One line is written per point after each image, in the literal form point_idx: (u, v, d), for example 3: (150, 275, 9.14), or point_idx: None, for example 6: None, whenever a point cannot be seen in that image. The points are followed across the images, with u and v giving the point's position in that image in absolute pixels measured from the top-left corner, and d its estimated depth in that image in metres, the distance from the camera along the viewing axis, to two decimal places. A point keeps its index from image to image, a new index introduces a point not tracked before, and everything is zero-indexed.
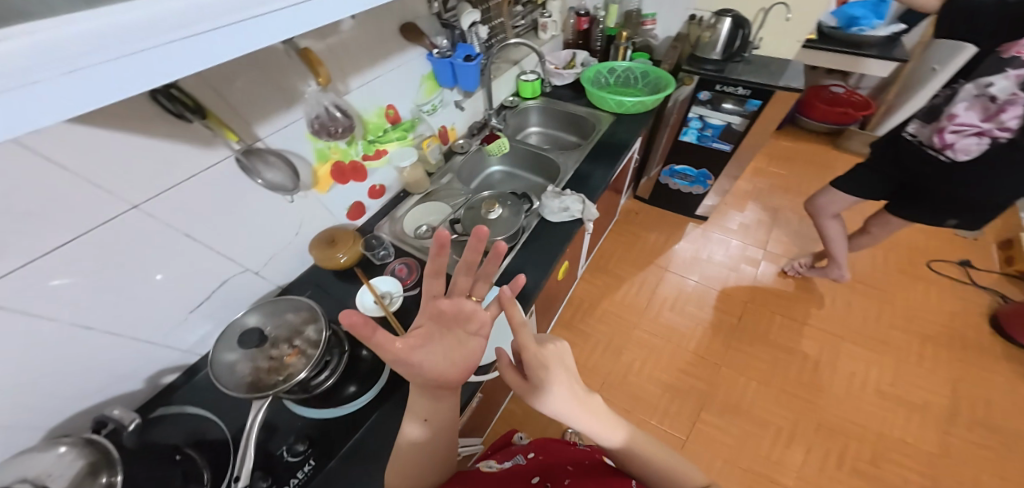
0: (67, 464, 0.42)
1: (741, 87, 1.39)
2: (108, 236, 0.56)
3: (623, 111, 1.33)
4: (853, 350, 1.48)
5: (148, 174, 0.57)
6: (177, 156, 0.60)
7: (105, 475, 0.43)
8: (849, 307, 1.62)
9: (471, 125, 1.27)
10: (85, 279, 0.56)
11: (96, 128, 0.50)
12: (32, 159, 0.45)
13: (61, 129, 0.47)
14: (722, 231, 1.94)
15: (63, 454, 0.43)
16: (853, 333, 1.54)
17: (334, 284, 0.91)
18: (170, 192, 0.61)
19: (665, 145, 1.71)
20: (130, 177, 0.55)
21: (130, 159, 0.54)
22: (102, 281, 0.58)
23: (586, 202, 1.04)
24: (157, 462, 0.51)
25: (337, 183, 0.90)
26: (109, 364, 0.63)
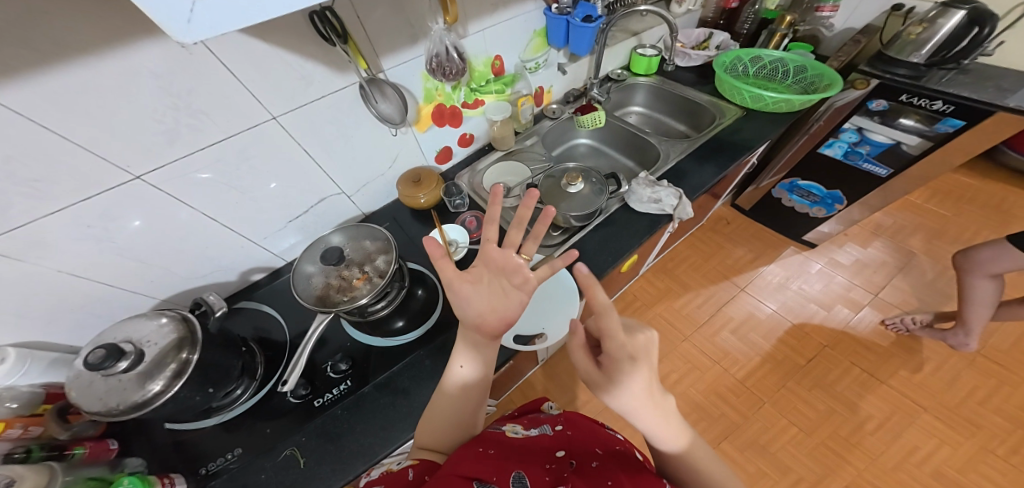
0: (162, 334, 0.54)
1: (940, 101, 1.02)
2: (253, 138, 0.65)
3: (757, 108, 1.10)
4: (929, 426, 1.24)
5: (287, 88, 0.64)
6: (314, 76, 0.66)
7: (185, 352, 0.53)
8: (955, 380, 1.32)
9: (569, 91, 1.17)
10: (227, 173, 0.66)
11: (262, 43, 0.57)
12: (210, 61, 0.53)
13: (237, 39, 0.54)
14: (828, 264, 1.62)
15: (162, 325, 0.55)
16: (945, 410, 1.26)
17: (409, 222, 0.95)
18: (301, 109, 0.68)
19: (795, 154, 1.40)
20: (273, 89, 0.62)
21: (273, 73, 0.60)
22: (232, 179, 0.67)
23: (683, 199, 0.90)
24: (229, 348, 0.63)
25: (435, 125, 0.90)
26: (226, 245, 0.75)
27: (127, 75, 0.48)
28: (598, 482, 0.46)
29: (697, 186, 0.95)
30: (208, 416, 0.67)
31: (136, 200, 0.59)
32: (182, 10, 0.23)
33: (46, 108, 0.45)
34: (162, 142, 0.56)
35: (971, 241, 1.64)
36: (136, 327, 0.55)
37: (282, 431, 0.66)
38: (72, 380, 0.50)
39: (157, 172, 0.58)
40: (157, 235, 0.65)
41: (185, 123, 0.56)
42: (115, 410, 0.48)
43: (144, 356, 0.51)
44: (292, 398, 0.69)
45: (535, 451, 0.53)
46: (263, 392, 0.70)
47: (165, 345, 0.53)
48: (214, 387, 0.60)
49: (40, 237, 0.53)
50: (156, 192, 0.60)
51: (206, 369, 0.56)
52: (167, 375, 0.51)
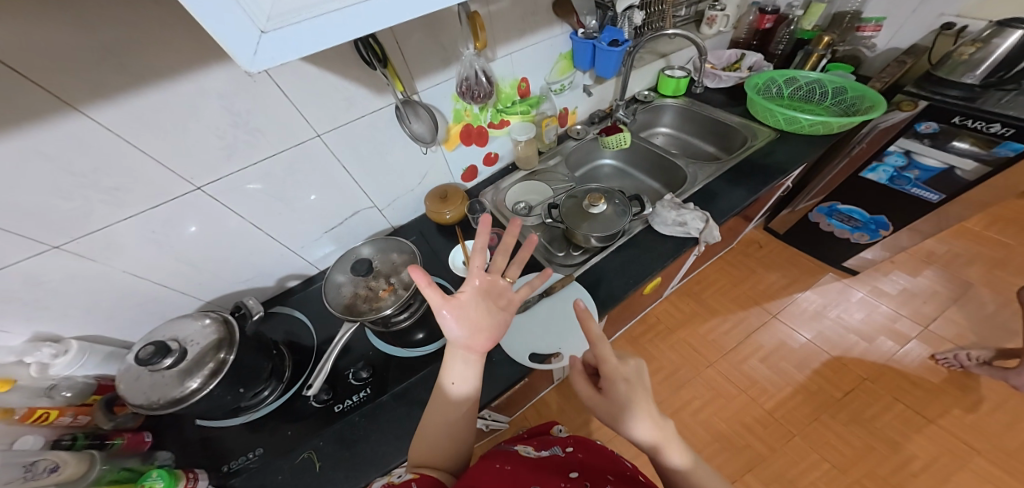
0: (204, 335, 0.57)
1: (997, 123, 0.93)
2: (300, 155, 0.69)
3: (791, 130, 1.06)
4: (994, 479, 1.10)
5: (332, 109, 0.67)
6: (356, 98, 0.69)
7: (223, 352, 0.56)
8: (1019, 424, 1.19)
9: (594, 112, 1.18)
10: (275, 186, 0.70)
11: (311, 66, 0.61)
12: (268, 83, 0.58)
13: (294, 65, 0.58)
14: (871, 294, 1.51)
15: (205, 326, 0.59)
16: (1010, 461, 1.13)
17: (434, 236, 0.97)
18: (342, 128, 0.71)
19: (836, 177, 1.33)
20: (320, 109, 0.66)
21: (321, 93, 0.64)
22: (277, 192, 0.71)
23: (710, 222, 0.87)
24: (262, 351, 0.66)
25: (463, 144, 0.93)
26: (266, 254, 0.79)
27: (192, 97, 0.53)
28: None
29: (726, 208, 0.92)
30: (236, 415, 0.70)
31: (194, 211, 0.64)
32: (249, 42, 0.25)
33: (129, 126, 0.50)
34: (221, 157, 0.61)
35: None
36: (182, 326, 0.59)
37: (303, 434, 0.68)
38: (122, 373, 0.54)
39: (216, 183, 0.63)
40: (210, 240, 0.69)
41: (241, 140, 0.61)
42: (155, 404, 0.51)
43: (187, 354, 0.55)
44: (314, 403, 0.71)
45: (550, 472, 0.51)
46: (288, 395, 0.73)
47: (206, 345, 0.56)
48: (244, 387, 0.62)
49: (111, 241, 0.59)
50: (213, 202, 0.65)
51: (239, 371, 0.59)
52: (204, 373, 0.54)
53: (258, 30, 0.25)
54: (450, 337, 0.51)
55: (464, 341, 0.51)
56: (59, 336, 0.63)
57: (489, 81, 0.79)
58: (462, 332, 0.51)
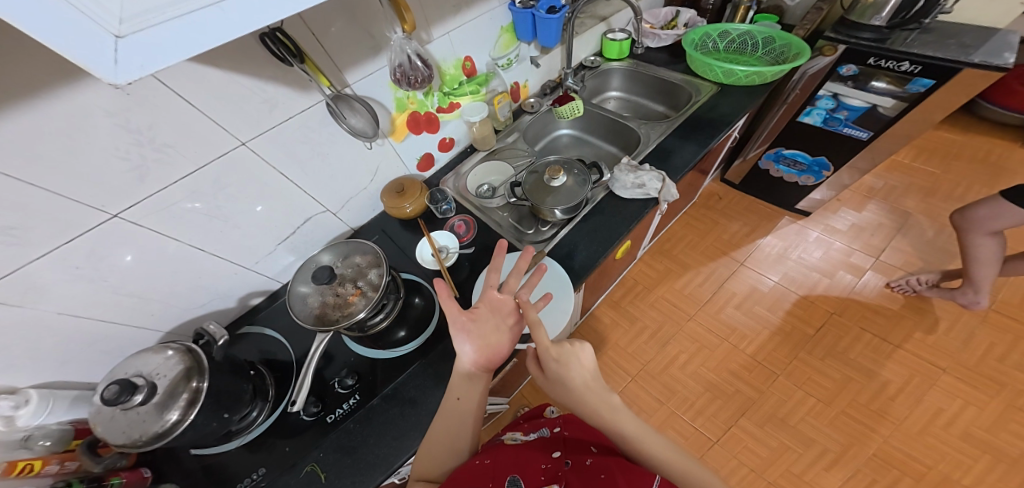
0: (170, 366, 0.54)
1: (906, 62, 1.03)
2: (227, 167, 0.66)
3: (730, 82, 1.12)
4: (952, 388, 1.24)
5: (257, 115, 0.65)
6: (279, 99, 0.66)
7: (195, 380, 0.54)
8: (970, 337, 1.32)
9: (545, 84, 1.19)
10: (213, 203, 0.68)
11: (215, 69, 0.56)
12: (162, 90, 0.52)
13: (192, 70, 0.54)
14: (824, 231, 1.63)
15: (168, 358, 0.55)
16: (965, 370, 1.27)
17: (399, 232, 0.96)
18: (268, 133, 0.68)
19: (777, 124, 1.42)
20: (243, 117, 0.63)
21: (240, 94, 0.61)
22: (212, 209, 0.68)
23: (667, 181, 0.92)
24: (237, 374, 0.63)
25: (412, 133, 0.92)
26: (221, 271, 0.76)
27: (80, 116, 0.48)
28: (592, 474, 0.51)
29: (682, 165, 0.96)
30: (229, 441, 0.68)
31: (116, 238, 0.59)
32: (106, 50, 0.22)
33: (11, 160, 0.45)
34: (132, 181, 0.56)
35: (963, 197, 1.66)
36: (144, 361, 0.54)
37: (302, 448, 0.67)
38: (93, 416, 0.51)
39: (134, 209, 0.59)
40: (149, 270, 0.66)
41: (150, 158, 0.56)
42: (139, 441, 0.49)
43: (157, 388, 0.51)
44: (306, 417, 0.70)
45: (535, 455, 0.60)
46: (277, 413, 0.71)
47: (176, 376, 0.53)
48: (228, 412, 0.60)
49: (31, 284, 0.54)
50: (137, 228, 0.61)
51: (218, 395, 0.57)
52: (182, 404, 0.51)
53: (113, 35, 0.22)
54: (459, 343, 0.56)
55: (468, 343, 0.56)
56: (13, 388, 0.59)
57: (425, 64, 0.77)
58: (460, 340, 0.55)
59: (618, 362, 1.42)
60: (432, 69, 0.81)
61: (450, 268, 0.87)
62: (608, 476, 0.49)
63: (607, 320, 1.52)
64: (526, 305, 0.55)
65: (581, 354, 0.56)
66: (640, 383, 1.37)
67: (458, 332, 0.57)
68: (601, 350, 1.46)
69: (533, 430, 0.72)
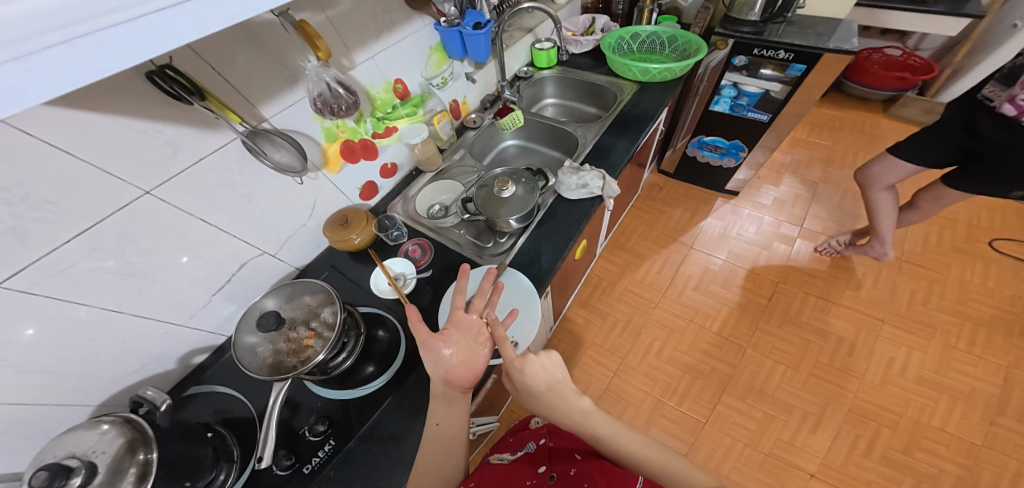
0: (108, 441, 0.45)
1: (782, 50, 1.22)
2: (133, 220, 0.59)
3: (647, 80, 1.23)
4: (894, 335, 1.40)
5: (161, 160, 0.59)
6: (183, 140, 0.61)
7: (141, 452, 0.45)
8: (893, 288, 1.52)
9: (484, 98, 1.23)
10: (125, 260, 0.60)
11: (96, 115, 0.51)
12: (27, 141, 0.46)
13: (72, 116, 0.48)
14: (753, 207, 1.82)
15: (104, 433, 0.46)
16: (899, 318, 1.45)
17: (349, 265, 0.91)
18: (179, 177, 0.62)
19: (694, 114, 1.58)
20: (144, 165, 0.57)
21: (134, 136, 0.55)
22: (124, 266, 0.60)
23: (607, 178, 0.97)
24: (191, 439, 0.54)
25: (348, 162, 0.89)
26: (150, 331, 0.67)
27: None
28: (576, 483, 0.48)
29: (618, 161, 1.03)
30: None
31: (4, 314, 0.49)
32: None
33: None
34: (10, 246, 0.48)
35: (853, 164, 1.95)
36: (76, 440, 0.45)
37: None
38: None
39: (23, 275, 0.50)
40: (59, 343, 0.56)
41: (29, 219, 0.48)
42: None
43: (97, 468, 0.42)
44: (278, 472, 0.62)
45: (522, 472, 0.56)
46: (247, 473, 0.63)
47: (118, 450, 0.44)
48: (190, 479, 0.52)
49: None
50: (31, 298, 0.52)
51: (173, 464, 0.48)
52: (131, 480, 0.43)
53: None
54: (433, 356, 0.54)
55: (441, 356, 0.54)
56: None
57: (348, 91, 0.76)
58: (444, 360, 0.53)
59: (600, 360, 1.44)
60: (357, 95, 0.80)
61: (410, 294, 0.84)
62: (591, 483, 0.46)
63: (580, 320, 1.54)
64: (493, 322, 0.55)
65: (552, 362, 0.57)
66: (623, 377, 1.39)
67: (433, 348, 0.54)
68: (581, 351, 1.46)
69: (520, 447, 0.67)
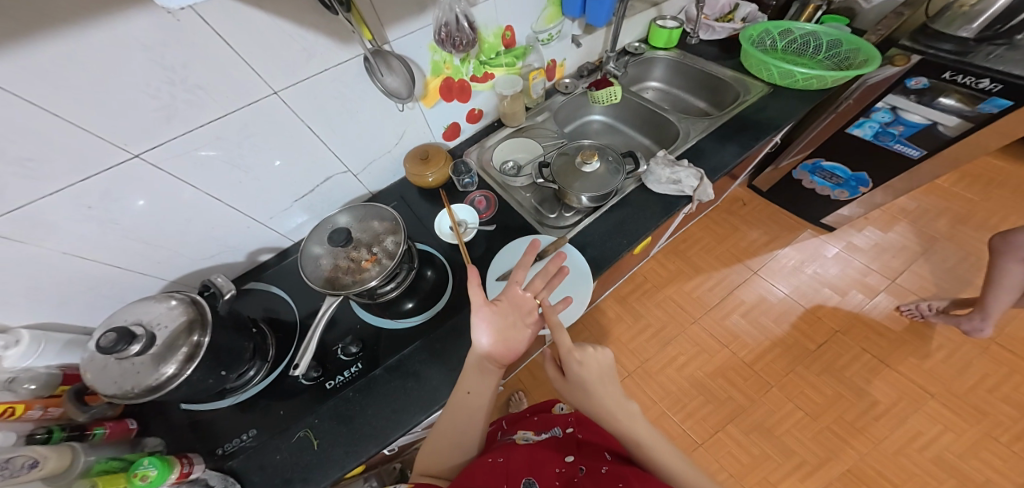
0: (171, 317, 0.54)
1: (987, 79, 0.92)
2: (258, 117, 0.64)
3: (785, 85, 1.03)
4: (932, 410, 1.22)
5: (296, 64, 0.62)
6: (316, 48, 0.63)
7: (196, 335, 0.53)
8: (962, 366, 1.29)
9: (584, 66, 1.13)
10: (232, 152, 0.66)
11: (260, 12, 0.53)
12: (184, 36, 0.49)
13: (233, 8, 0.51)
14: (849, 250, 1.57)
15: (171, 308, 0.55)
16: (951, 398, 1.24)
17: (417, 201, 0.95)
18: (303, 83, 0.65)
19: (821, 132, 1.33)
20: (284, 65, 0.61)
21: (280, 35, 0.58)
22: (235, 158, 0.67)
23: (706, 179, 0.86)
24: (237, 332, 0.63)
25: (443, 99, 0.88)
26: (233, 227, 0.77)
27: (116, 45, 0.45)
28: (610, 482, 0.49)
29: (715, 167, 0.91)
30: (223, 397, 0.70)
31: (132, 180, 0.58)
32: None
33: (43, 91, 0.44)
34: (160, 121, 0.55)
35: (1002, 228, 1.56)
36: (145, 309, 0.55)
37: (296, 411, 0.69)
38: (86, 362, 0.51)
39: (155, 150, 0.57)
40: (163, 214, 0.65)
41: (181, 99, 0.54)
42: (131, 393, 0.48)
43: (156, 339, 0.51)
44: (304, 381, 0.71)
45: (549, 457, 0.58)
46: (274, 375, 0.73)
47: (175, 329, 0.53)
48: (225, 370, 0.61)
49: (40, 218, 0.53)
50: (156, 171, 0.59)
51: (216, 352, 0.56)
52: (180, 358, 0.51)
53: None
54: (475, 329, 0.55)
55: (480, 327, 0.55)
56: (6, 326, 0.60)
57: (471, 27, 0.77)
58: (485, 341, 0.55)
59: (616, 357, 1.42)
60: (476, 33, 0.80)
61: (470, 242, 0.85)
62: (623, 480, 0.48)
63: (611, 315, 1.51)
64: (548, 309, 0.56)
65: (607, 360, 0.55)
66: (635, 380, 1.37)
67: (477, 329, 0.55)
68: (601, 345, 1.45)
69: (546, 428, 0.71)
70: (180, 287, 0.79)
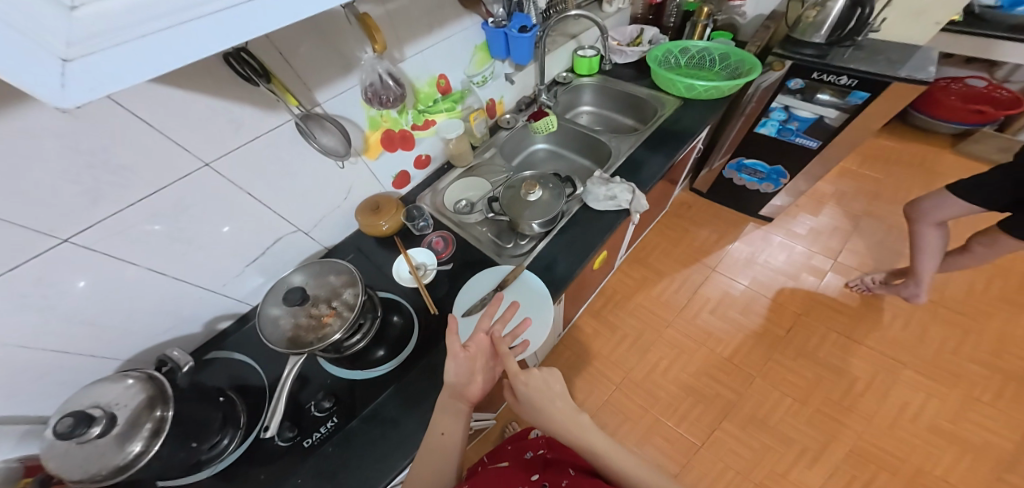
0: (131, 395, 0.51)
1: (845, 76, 1.14)
2: (195, 188, 0.63)
3: (691, 96, 1.18)
4: (913, 379, 1.32)
5: (229, 132, 0.63)
6: (247, 117, 0.64)
7: (158, 409, 0.50)
8: (922, 332, 1.43)
9: (520, 101, 1.23)
10: (174, 224, 0.64)
11: (176, 90, 0.54)
12: (118, 112, 0.50)
13: (146, 89, 0.51)
14: (785, 234, 1.74)
15: (129, 386, 0.52)
16: (926, 365, 1.36)
17: (374, 250, 0.94)
18: (238, 151, 0.66)
19: (735, 136, 1.51)
20: (215, 136, 0.62)
21: (209, 107, 0.59)
22: (179, 229, 0.65)
23: (638, 192, 0.95)
24: (201, 403, 0.59)
25: (386, 150, 0.91)
26: (185, 301, 0.73)
27: (22, 137, 0.44)
28: None
29: (651, 176, 1.00)
30: (198, 470, 0.63)
31: (68, 264, 0.55)
32: (53, 74, 0.20)
33: None
34: (84, 204, 0.53)
35: (905, 199, 1.81)
36: (102, 390, 0.51)
37: (277, 475, 0.64)
38: (46, 450, 0.46)
39: (89, 231, 0.55)
40: (105, 295, 0.61)
41: (105, 181, 0.53)
42: (98, 476, 0.45)
43: (117, 419, 0.48)
44: (280, 442, 0.66)
45: (516, 475, 0.60)
46: (250, 441, 0.67)
47: (136, 406, 0.50)
48: (197, 441, 0.58)
49: None
50: (90, 253, 0.56)
51: (181, 425, 0.54)
52: (145, 435, 0.48)
53: (61, 60, 0.20)
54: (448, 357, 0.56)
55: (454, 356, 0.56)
56: None
57: (397, 83, 0.79)
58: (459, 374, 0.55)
59: (602, 371, 1.43)
60: (405, 89, 0.82)
61: (431, 284, 0.86)
62: None
63: (589, 330, 1.54)
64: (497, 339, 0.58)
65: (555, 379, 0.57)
66: (624, 391, 1.39)
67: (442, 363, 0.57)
68: (586, 361, 1.46)
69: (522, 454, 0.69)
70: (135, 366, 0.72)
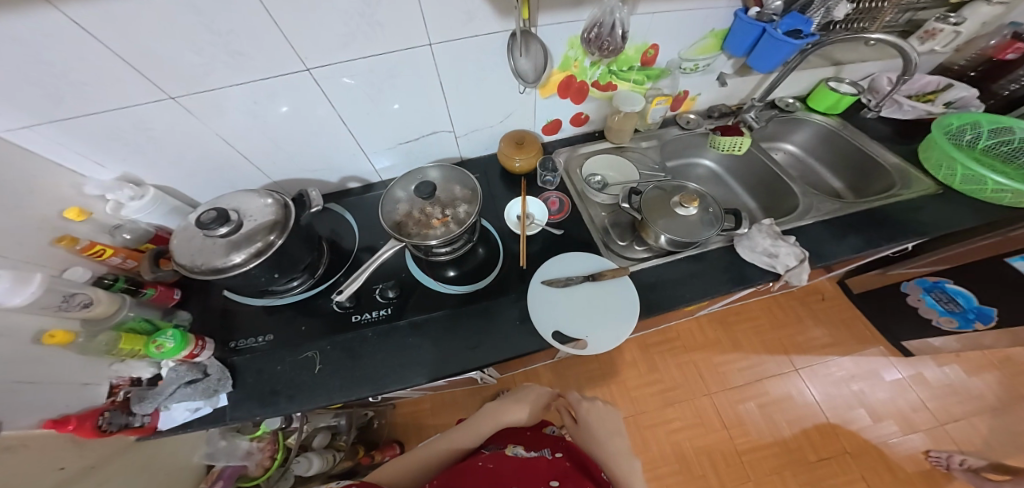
0: (261, 213, 0.56)
1: None
2: (410, 64, 0.64)
3: (963, 190, 0.83)
4: None
5: (460, 21, 0.60)
6: (478, 12, 0.60)
7: (272, 235, 0.54)
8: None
9: (716, 107, 1.00)
10: (367, 86, 0.65)
11: None
12: None
13: None
14: (925, 390, 1.33)
15: (265, 205, 0.57)
16: None
17: (493, 183, 0.89)
18: (456, 41, 0.63)
19: (965, 254, 1.08)
20: (452, 17, 0.59)
21: None
22: (378, 94, 0.68)
23: (806, 265, 0.72)
24: (306, 243, 0.66)
25: (559, 95, 0.81)
26: (317, 154, 0.77)
27: None
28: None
29: (820, 253, 0.76)
30: (259, 296, 0.71)
31: (297, 91, 0.62)
32: None
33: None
34: (340, 43, 0.57)
35: None
36: (248, 200, 0.58)
37: (311, 334, 0.68)
38: (181, 230, 0.55)
39: (325, 68, 0.60)
40: (298, 124, 0.68)
41: (362, 30, 0.56)
42: (197, 268, 0.51)
43: (241, 228, 0.54)
44: (335, 306, 0.70)
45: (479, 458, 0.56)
46: (314, 291, 0.72)
47: (259, 223, 0.55)
48: (280, 272, 0.62)
49: (218, 103, 0.59)
50: (316, 87, 0.62)
51: (278, 257, 0.59)
52: (249, 251, 0.52)
53: None
54: None
55: None
56: (142, 181, 0.67)
57: (623, 35, 0.66)
58: None
59: (615, 397, 1.34)
60: (621, 45, 0.68)
61: (529, 238, 0.79)
62: None
63: (628, 356, 1.42)
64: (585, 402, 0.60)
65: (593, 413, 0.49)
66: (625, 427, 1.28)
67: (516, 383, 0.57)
68: (609, 379, 1.37)
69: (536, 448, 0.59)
70: (281, 189, 0.81)
